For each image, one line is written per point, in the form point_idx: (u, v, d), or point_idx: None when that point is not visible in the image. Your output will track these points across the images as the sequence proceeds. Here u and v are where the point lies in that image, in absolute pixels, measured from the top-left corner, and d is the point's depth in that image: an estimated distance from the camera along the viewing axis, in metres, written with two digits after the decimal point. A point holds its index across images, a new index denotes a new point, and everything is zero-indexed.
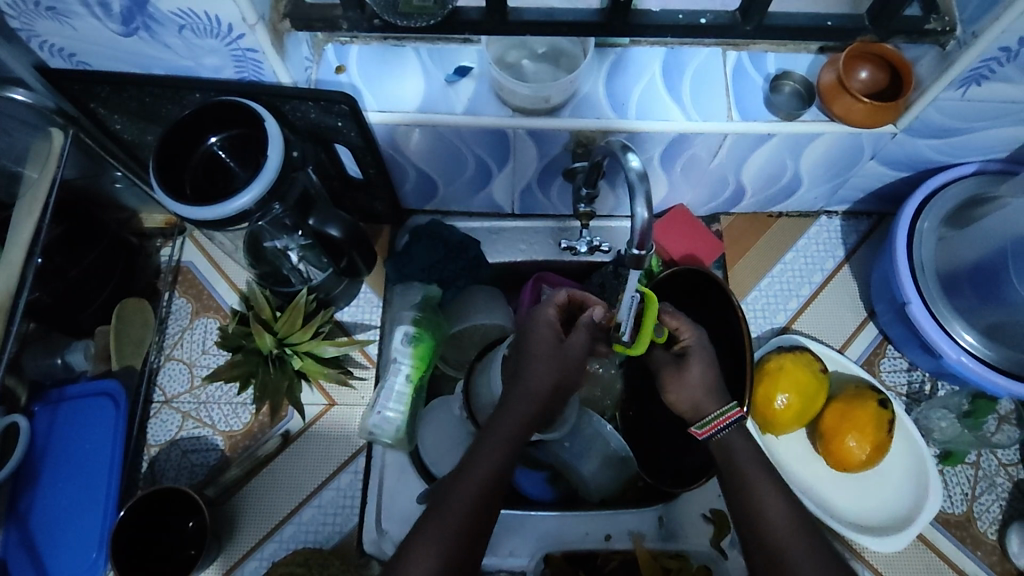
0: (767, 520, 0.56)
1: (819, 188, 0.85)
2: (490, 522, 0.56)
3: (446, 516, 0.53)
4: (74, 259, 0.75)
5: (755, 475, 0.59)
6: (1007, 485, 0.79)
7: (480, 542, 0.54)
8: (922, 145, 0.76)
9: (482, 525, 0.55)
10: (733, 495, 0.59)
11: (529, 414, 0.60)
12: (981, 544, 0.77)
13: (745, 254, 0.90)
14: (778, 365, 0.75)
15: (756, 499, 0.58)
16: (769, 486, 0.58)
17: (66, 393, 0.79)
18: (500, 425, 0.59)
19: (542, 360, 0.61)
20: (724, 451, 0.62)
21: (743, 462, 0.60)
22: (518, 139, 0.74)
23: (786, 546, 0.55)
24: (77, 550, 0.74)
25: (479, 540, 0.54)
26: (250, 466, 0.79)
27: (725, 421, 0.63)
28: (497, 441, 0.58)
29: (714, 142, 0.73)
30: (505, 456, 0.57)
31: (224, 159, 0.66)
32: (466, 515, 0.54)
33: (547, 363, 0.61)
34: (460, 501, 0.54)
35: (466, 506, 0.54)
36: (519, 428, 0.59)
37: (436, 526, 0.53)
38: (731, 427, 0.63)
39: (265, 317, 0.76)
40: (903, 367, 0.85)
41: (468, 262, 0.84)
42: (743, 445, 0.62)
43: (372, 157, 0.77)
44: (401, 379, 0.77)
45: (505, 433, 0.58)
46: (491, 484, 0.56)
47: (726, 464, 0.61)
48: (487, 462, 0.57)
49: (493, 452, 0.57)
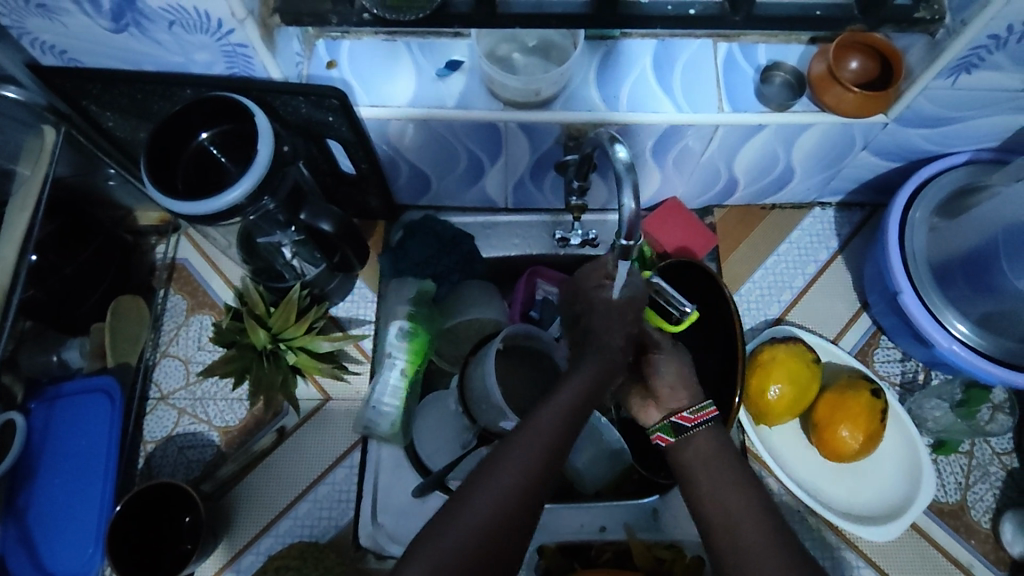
0: (737, 524, 0.51)
1: (812, 179, 0.85)
2: (517, 531, 0.49)
3: (483, 497, 0.49)
4: (69, 256, 0.76)
5: (728, 477, 0.55)
6: (1000, 474, 0.79)
7: (500, 556, 0.48)
8: (912, 134, 0.76)
9: (506, 535, 0.48)
10: (705, 504, 0.54)
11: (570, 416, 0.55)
12: (975, 533, 0.77)
13: (739, 247, 0.91)
14: (771, 356, 0.75)
15: (726, 502, 0.53)
16: (739, 484, 0.54)
17: (62, 391, 0.79)
18: (541, 423, 0.54)
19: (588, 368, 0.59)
20: (686, 453, 0.58)
21: (719, 460, 0.56)
22: (510, 133, 0.74)
23: (744, 523, 0.51)
24: (73, 544, 0.74)
25: (500, 552, 0.48)
26: (246, 461, 0.80)
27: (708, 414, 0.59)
28: (533, 441, 0.52)
29: (706, 134, 0.74)
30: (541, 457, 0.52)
31: (216, 154, 0.66)
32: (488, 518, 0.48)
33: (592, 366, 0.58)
34: (482, 500, 0.49)
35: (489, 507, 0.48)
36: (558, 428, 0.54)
37: (470, 509, 0.48)
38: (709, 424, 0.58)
39: (259, 313, 0.76)
40: (897, 357, 0.85)
41: (462, 257, 0.84)
42: (716, 446, 0.57)
43: (364, 152, 0.77)
44: (397, 374, 0.79)
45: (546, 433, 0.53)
46: (526, 486, 0.50)
47: (693, 464, 0.57)
48: (532, 452, 0.52)
49: (530, 448, 0.52)
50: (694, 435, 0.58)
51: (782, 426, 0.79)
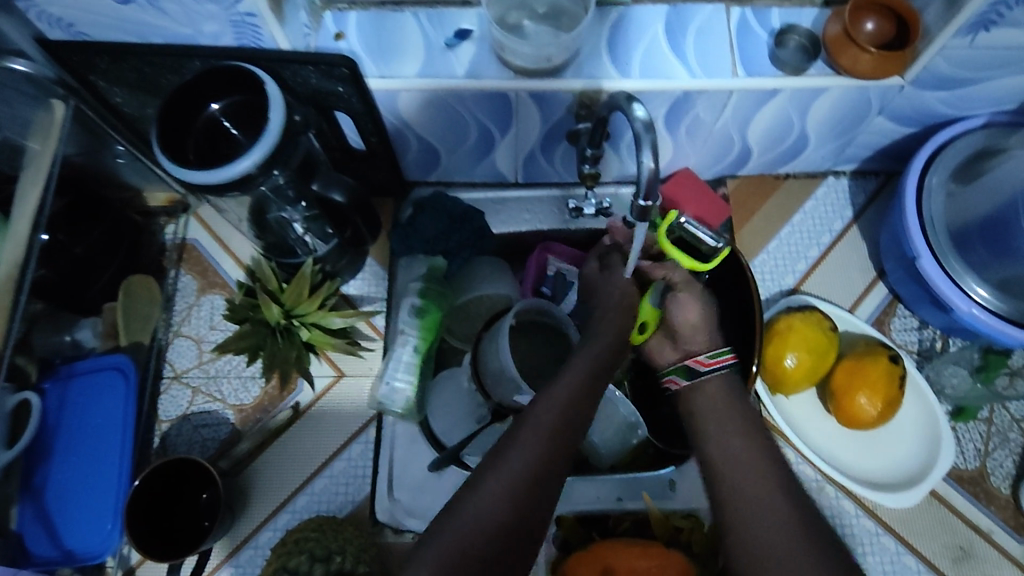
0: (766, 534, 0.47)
1: (827, 147, 0.84)
2: (553, 489, 0.49)
3: (519, 445, 0.49)
4: (80, 236, 0.76)
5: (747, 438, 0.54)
6: (1020, 440, 0.77)
7: (522, 546, 0.45)
8: (930, 98, 0.75)
9: (551, 479, 0.49)
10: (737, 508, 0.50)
11: (572, 401, 0.54)
12: (995, 499, 0.75)
13: (753, 217, 0.90)
14: (788, 324, 0.75)
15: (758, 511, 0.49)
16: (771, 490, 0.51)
17: (77, 369, 0.79)
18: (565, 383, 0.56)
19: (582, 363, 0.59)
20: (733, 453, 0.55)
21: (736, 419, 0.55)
22: (521, 103, 0.73)
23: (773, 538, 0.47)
24: (91, 521, 0.74)
25: (520, 543, 0.45)
26: (261, 438, 0.80)
27: (721, 362, 0.65)
28: (535, 428, 0.50)
29: (719, 101, 0.73)
30: (546, 443, 0.50)
31: (228, 127, 0.65)
32: (524, 471, 0.48)
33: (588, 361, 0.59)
34: (490, 488, 0.46)
35: (499, 496, 0.46)
36: (557, 413, 0.52)
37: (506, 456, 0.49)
38: (724, 371, 0.65)
39: (272, 289, 0.76)
40: (914, 326, 0.84)
41: (472, 233, 0.84)
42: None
43: (372, 124, 0.76)
44: (410, 350, 0.79)
45: (546, 419, 0.51)
46: (557, 434, 0.51)
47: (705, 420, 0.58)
48: (558, 406, 0.53)
49: (557, 405, 0.53)
50: (706, 380, 0.64)
51: (800, 394, 0.79)
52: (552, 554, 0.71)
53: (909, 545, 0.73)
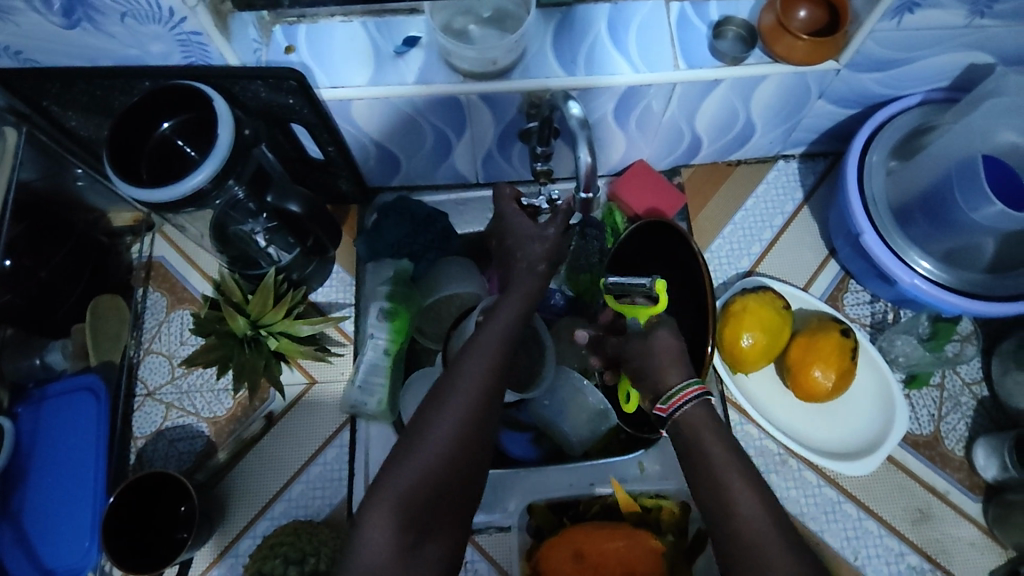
0: (742, 519, 0.50)
1: (774, 132, 0.87)
2: (480, 448, 0.52)
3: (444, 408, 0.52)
4: (43, 260, 0.78)
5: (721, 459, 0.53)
6: (971, 403, 0.80)
7: (452, 503, 0.50)
8: (864, 79, 0.77)
9: (476, 438, 0.52)
10: (710, 503, 0.53)
11: (491, 369, 0.55)
12: (949, 461, 0.78)
13: (708, 204, 0.92)
14: (742, 306, 0.77)
15: (731, 496, 0.51)
16: (739, 474, 0.53)
17: (48, 392, 0.80)
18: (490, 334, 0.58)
19: (501, 319, 0.60)
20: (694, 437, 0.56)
21: (709, 441, 0.55)
22: (472, 105, 0.75)
23: (752, 527, 0.50)
24: (70, 541, 0.74)
25: (458, 487, 0.51)
26: (236, 448, 0.81)
27: (686, 397, 0.58)
28: (460, 391, 0.53)
29: (665, 93, 0.75)
30: (467, 419, 0.52)
31: (183, 147, 0.67)
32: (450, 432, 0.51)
33: (506, 317, 0.61)
34: (416, 459, 0.50)
35: (433, 462, 0.50)
36: (480, 387, 0.53)
37: (433, 420, 0.52)
38: (691, 404, 0.58)
39: (236, 300, 0.77)
40: (866, 299, 0.87)
41: (436, 235, 0.86)
42: (707, 421, 0.57)
43: (328, 134, 0.77)
44: (380, 353, 0.81)
45: (467, 396, 0.53)
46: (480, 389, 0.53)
47: (687, 443, 0.57)
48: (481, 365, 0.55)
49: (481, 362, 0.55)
50: (683, 416, 0.58)
51: (758, 372, 0.81)
52: (526, 541, 0.73)
53: (870, 511, 0.76)
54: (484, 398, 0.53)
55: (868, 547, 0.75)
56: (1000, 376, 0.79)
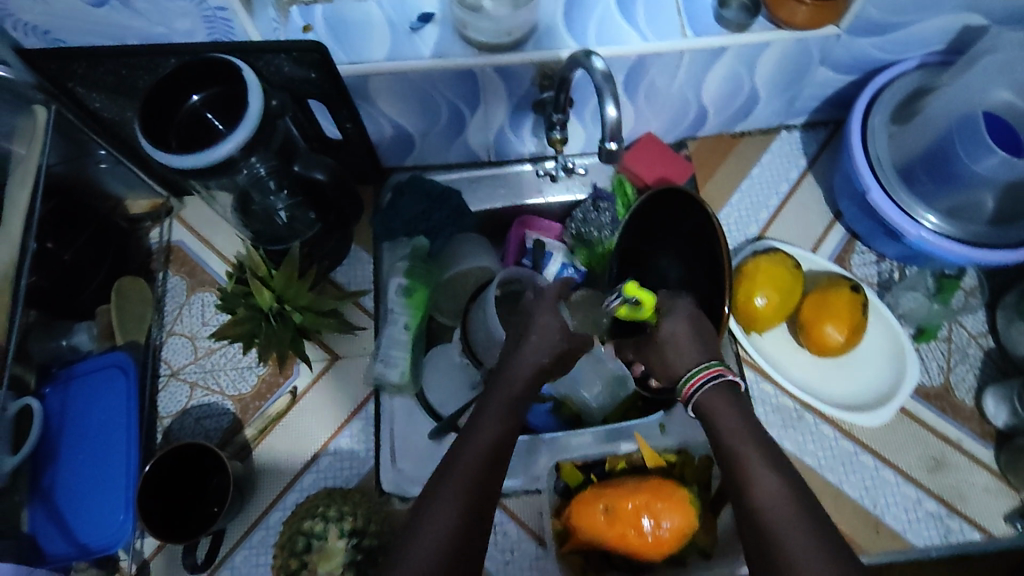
0: (759, 499, 0.52)
1: (776, 101, 0.90)
2: (480, 536, 0.52)
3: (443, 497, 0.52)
4: (66, 243, 0.79)
5: (738, 441, 0.56)
6: (979, 354, 0.83)
7: None
8: (865, 44, 0.80)
9: (477, 527, 0.51)
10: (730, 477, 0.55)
11: (487, 454, 0.55)
12: (961, 411, 0.80)
13: (715, 174, 0.95)
14: (755, 266, 0.79)
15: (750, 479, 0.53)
16: (757, 455, 0.55)
17: (75, 371, 0.80)
18: (487, 417, 0.58)
19: (498, 399, 0.60)
20: (715, 415, 0.59)
21: (729, 426, 0.57)
22: (486, 78, 0.77)
23: (767, 509, 0.51)
24: (103, 515, 0.75)
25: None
26: (263, 424, 0.82)
27: (701, 381, 0.60)
28: (457, 480, 0.53)
29: (673, 63, 0.78)
30: (466, 505, 0.52)
31: (211, 120, 0.68)
32: (452, 521, 0.51)
33: (494, 424, 0.57)
34: (417, 551, 0.49)
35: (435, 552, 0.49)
36: (468, 495, 0.52)
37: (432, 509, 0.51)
38: (706, 388, 0.60)
39: (261, 274, 0.77)
40: (872, 260, 0.89)
41: (451, 210, 0.88)
42: (725, 406, 0.59)
43: (346, 110, 0.79)
44: (401, 328, 0.82)
45: (444, 530, 0.50)
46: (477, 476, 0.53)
47: (707, 426, 0.59)
48: (479, 449, 0.55)
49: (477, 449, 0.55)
50: (701, 399, 0.60)
51: (772, 332, 0.83)
52: (554, 501, 0.74)
53: (886, 461, 0.78)
54: (483, 485, 0.53)
55: (886, 496, 0.76)
56: (1005, 327, 0.82)
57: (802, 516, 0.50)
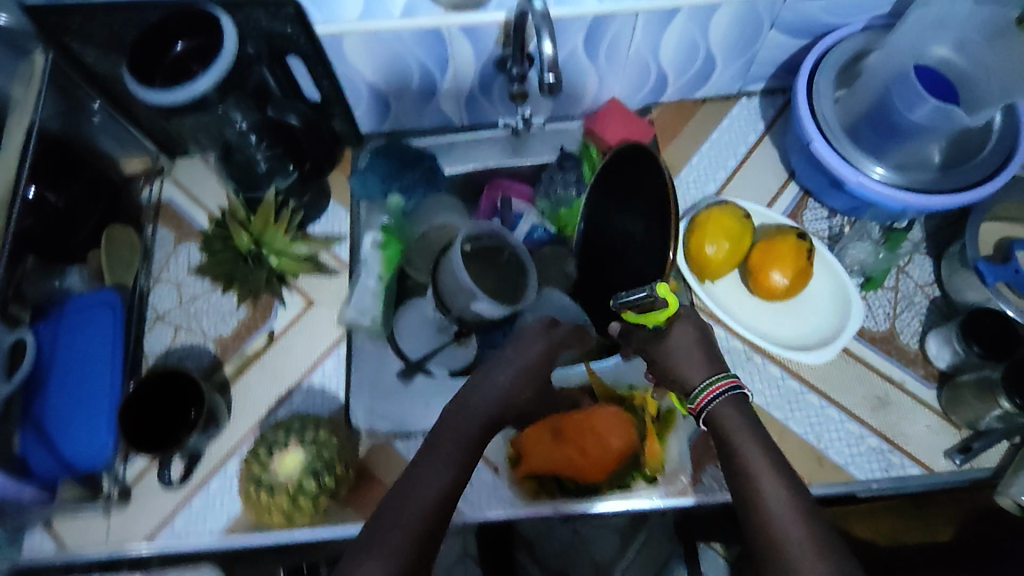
0: (771, 513, 0.52)
1: (733, 66, 0.94)
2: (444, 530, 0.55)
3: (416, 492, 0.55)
4: (61, 188, 0.84)
5: (749, 456, 0.55)
6: (925, 302, 0.86)
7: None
8: (812, 6, 0.85)
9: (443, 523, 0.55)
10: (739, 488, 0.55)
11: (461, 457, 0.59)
12: (905, 353, 0.84)
13: (676, 137, 0.99)
14: (707, 218, 0.83)
15: (761, 491, 0.53)
16: (767, 465, 0.55)
17: (67, 308, 0.86)
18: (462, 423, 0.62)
19: (473, 404, 0.64)
20: (724, 423, 0.58)
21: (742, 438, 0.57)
22: (453, 37, 0.82)
23: (780, 524, 0.51)
24: (90, 437, 0.80)
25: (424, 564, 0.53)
26: (241, 362, 0.87)
27: (717, 390, 0.60)
28: (432, 478, 0.56)
29: (629, 23, 0.82)
30: (438, 502, 0.55)
31: (192, 66, 0.74)
32: (423, 511, 0.54)
33: (465, 434, 0.61)
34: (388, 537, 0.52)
35: (405, 539, 0.52)
36: (440, 493, 0.56)
37: (407, 501, 0.55)
38: (720, 398, 0.60)
39: (240, 219, 0.85)
40: (825, 215, 0.94)
41: (424, 171, 0.92)
42: (738, 418, 0.58)
43: (322, 69, 0.84)
44: (374, 279, 0.89)
45: (414, 520, 0.53)
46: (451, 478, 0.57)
47: (717, 434, 0.59)
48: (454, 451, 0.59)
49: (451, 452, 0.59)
50: (715, 408, 0.60)
51: (724, 280, 0.87)
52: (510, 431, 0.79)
53: (831, 399, 0.81)
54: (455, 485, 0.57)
55: (830, 432, 0.80)
56: (949, 276, 0.85)
57: (812, 537, 0.50)
